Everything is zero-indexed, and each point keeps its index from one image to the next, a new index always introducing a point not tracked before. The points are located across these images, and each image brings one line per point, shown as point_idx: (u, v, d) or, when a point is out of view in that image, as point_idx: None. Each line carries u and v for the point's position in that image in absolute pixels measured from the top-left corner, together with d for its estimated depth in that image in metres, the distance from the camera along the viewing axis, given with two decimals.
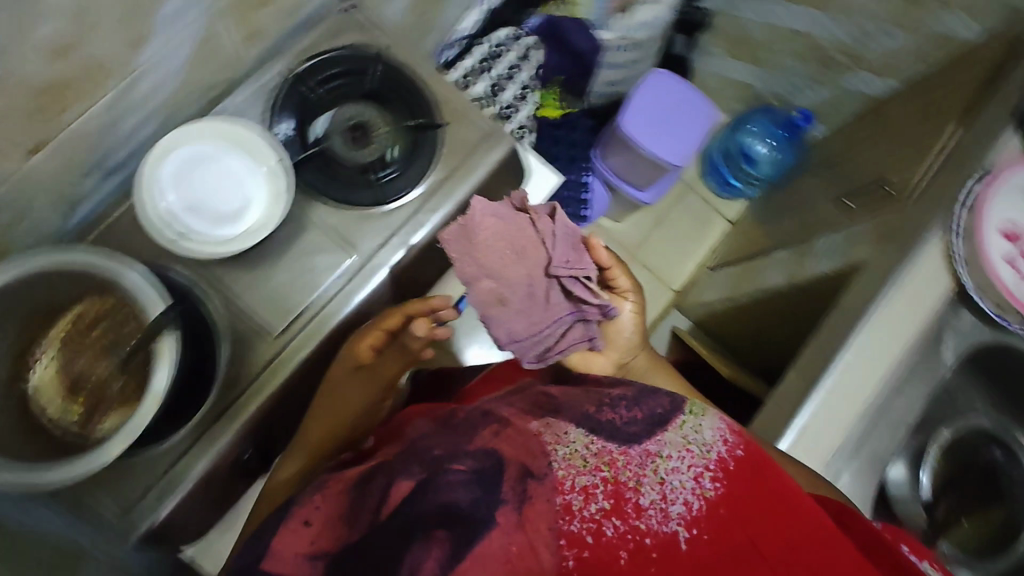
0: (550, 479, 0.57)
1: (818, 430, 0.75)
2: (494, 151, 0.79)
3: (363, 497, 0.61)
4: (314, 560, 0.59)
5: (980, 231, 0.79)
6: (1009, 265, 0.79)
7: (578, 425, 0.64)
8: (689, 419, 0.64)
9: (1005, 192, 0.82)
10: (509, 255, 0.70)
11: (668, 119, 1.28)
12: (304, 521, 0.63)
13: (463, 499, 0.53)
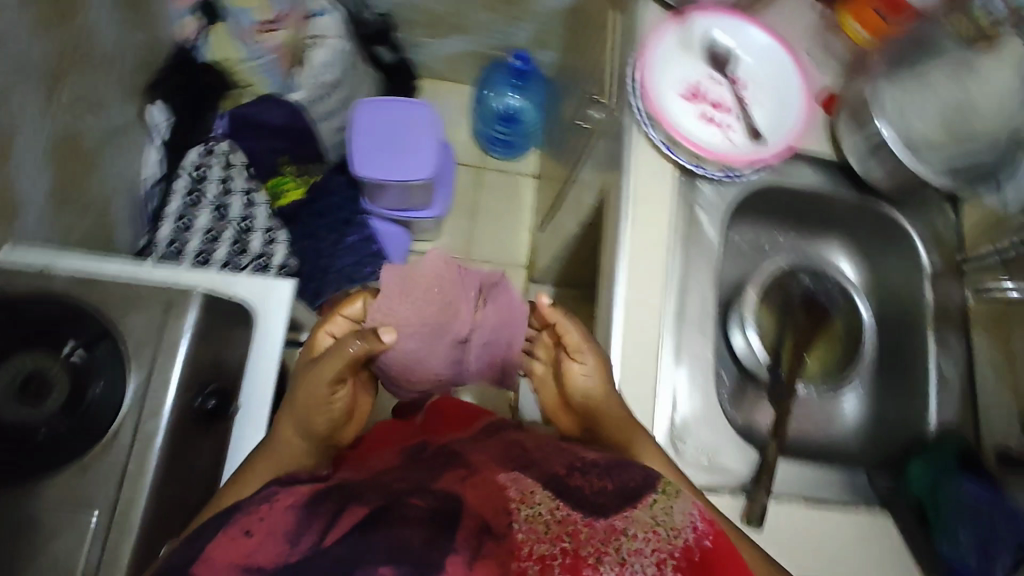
0: (511, 536, 0.48)
1: (640, 368, 0.74)
2: (184, 315, 0.72)
3: (316, 517, 0.49)
4: (249, 567, 0.47)
5: (664, 111, 0.78)
6: (707, 123, 0.79)
7: (542, 485, 0.54)
8: (662, 498, 0.53)
9: (667, 60, 0.81)
10: (405, 300, 0.65)
11: (400, 138, 1.26)
12: (246, 530, 0.51)
13: (419, 537, 0.45)
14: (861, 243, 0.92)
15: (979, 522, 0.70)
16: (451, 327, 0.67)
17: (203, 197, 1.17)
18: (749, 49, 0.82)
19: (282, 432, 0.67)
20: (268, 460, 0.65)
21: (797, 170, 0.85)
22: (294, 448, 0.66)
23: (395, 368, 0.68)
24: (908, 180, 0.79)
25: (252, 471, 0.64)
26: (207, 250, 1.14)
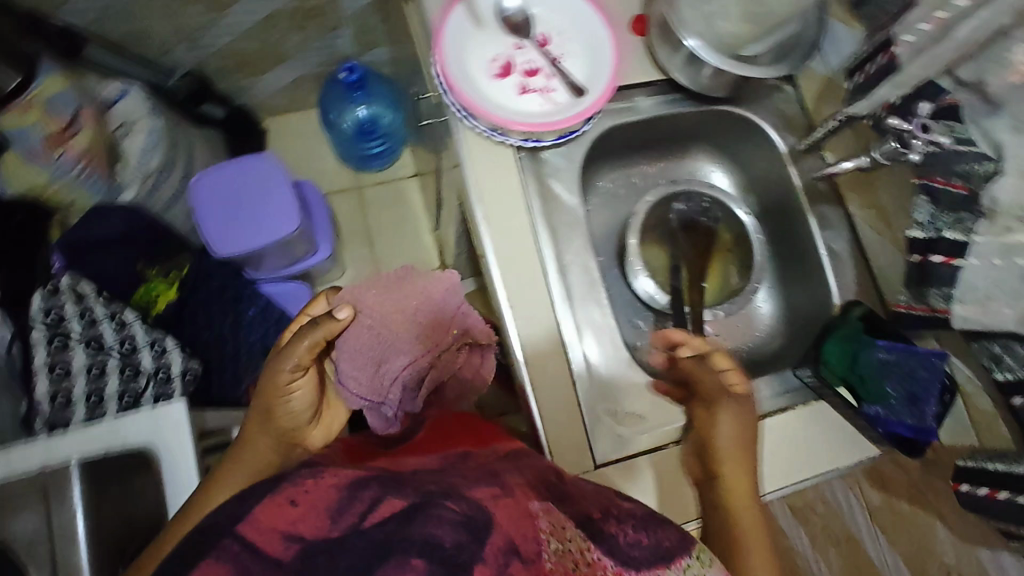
0: (540, 564, 0.45)
1: (548, 358, 0.73)
2: (66, 495, 0.68)
3: (359, 498, 0.43)
4: (290, 544, 0.41)
5: (480, 97, 0.74)
6: (526, 94, 0.76)
7: (573, 527, 0.53)
8: (694, 565, 0.54)
9: (465, 43, 0.76)
10: (383, 294, 0.76)
11: (244, 208, 1.18)
12: (292, 500, 0.44)
13: (455, 538, 0.40)
14: (722, 147, 0.92)
15: (896, 381, 0.72)
16: (404, 344, 0.76)
17: (59, 350, 1.03)
18: (541, 2, 0.78)
19: (256, 436, 0.72)
20: (245, 454, 0.71)
21: (633, 102, 0.83)
22: (267, 447, 0.71)
23: (347, 365, 0.74)
24: (735, 79, 0.78)
25: (230, 471, 0.69)
26: (99, 395, 1.04)
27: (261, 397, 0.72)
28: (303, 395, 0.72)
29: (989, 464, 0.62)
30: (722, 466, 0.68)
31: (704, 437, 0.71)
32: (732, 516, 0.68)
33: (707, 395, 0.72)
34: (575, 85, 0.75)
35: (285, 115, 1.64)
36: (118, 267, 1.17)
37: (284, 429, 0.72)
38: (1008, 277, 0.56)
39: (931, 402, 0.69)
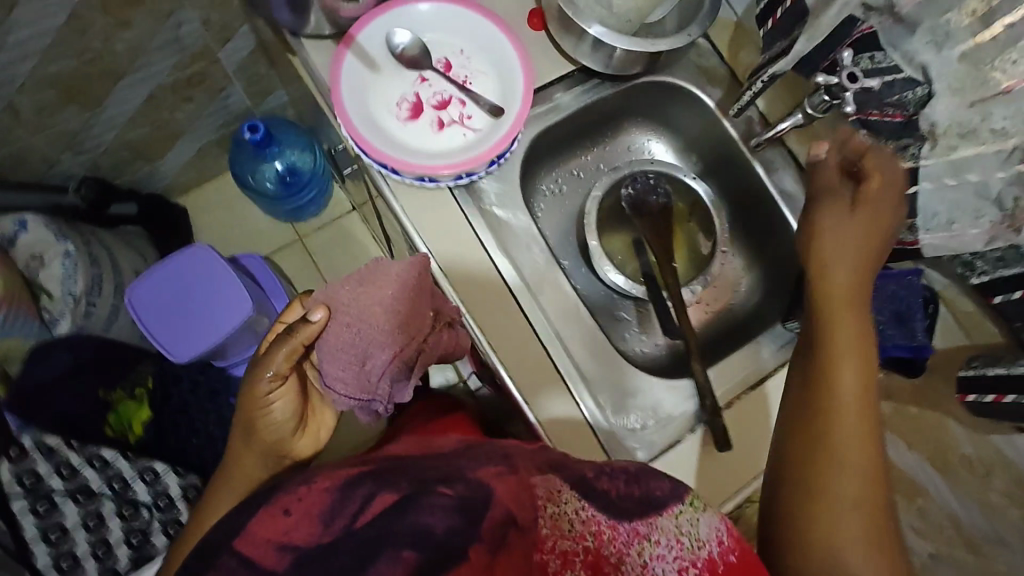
0: (534, 530, 0.52)
1: (547, 387, 0.71)
2: None
3: (351, 499, 0.51)
4: (286, 551, 0.50)
5: (399, 149, 0.69)
6: (444, 129, 0.72)
7: (569, 485, 0.56)
8: (688, 509, 0.56)
9: (365, 92, 0.71)
10: (361, 286, 0.61)
11: (193, 306, 1.12)
12: (286, 510, 0.52)
13: (446, 527, 0.48)
14: (652, 116, 0.90)
15: (880, 306, 0.74)
16: (396, 331, 0.60)
17: (50, 515, 0.99)
18: (431, 26, 0.73)
19: (246, 449, 0.67)
20: (237, 468, 0.67)
21: (555, 100, 0.80)
22: (252, 459, 0.67)
23: (329, 363, 0.61)
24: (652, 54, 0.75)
25: (223, 483, 0.68)
26: (105, 543, 1.02)
27: (244, 403, 0.66)
28: (285, 403, 0.66)
29: (991, 369, 0.64)
30: (834, 390, 0.58)
31: (822, 354, 0.60)
32: (830, 465, 0.57)
33: (831, 296, 0.61)
34: (491, 106, 0.71)
35: (203, 186, 1.55)
36: (84, 404, 1.09)
37: (268, 443, 0.67)
38: (963, 195, 0.57)
39: (919, 323, 0.72)
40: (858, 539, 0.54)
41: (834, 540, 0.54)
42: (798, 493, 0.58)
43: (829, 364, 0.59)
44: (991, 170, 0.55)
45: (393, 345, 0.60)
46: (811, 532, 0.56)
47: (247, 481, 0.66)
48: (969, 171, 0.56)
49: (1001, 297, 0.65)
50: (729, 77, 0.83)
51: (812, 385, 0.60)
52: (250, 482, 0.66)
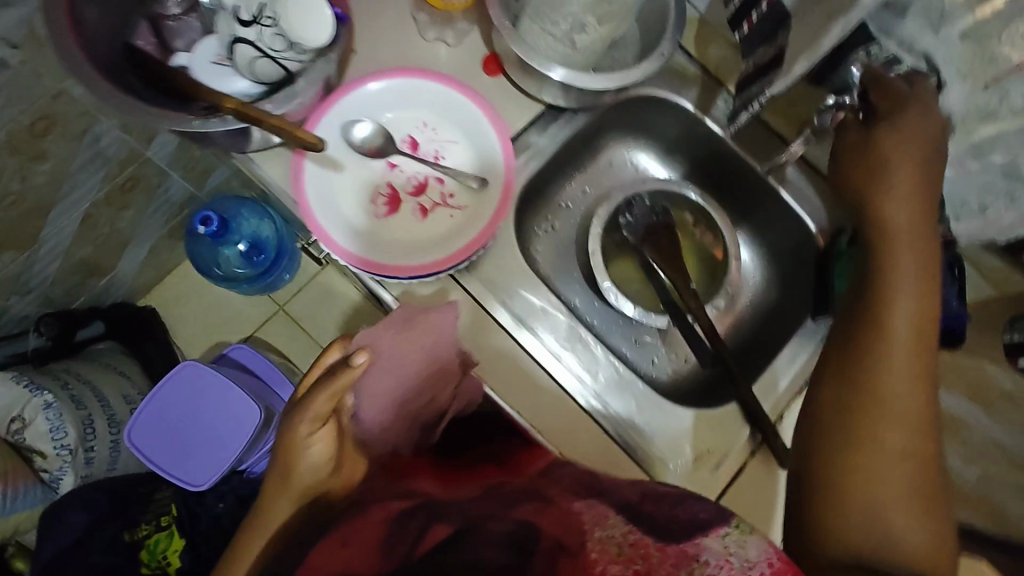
0: (583, 555, 0.44)
1: (569, 436, 0.69)
2: None
3: (406, 529, 0.49)
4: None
5: (389, 251, 0.64)
6: (429, 215, 0.66)
7: (616, 513, 0.51)
8: (736, 534, 0.48)
9: (335, 199, 0.65)
10: (402, 333, 0.67)
11: (191, 431, 1.06)
12: (346, 543, 0.49)
13: (502, 556, 0.43)
14: (630, 128, 0.86)
15: None
16: (439, 380, 0.66)
17: None
18: (386, 107, 0.67)
19: (283, 491, 0.61)
20: (269, 513, 0.61)
21: (533, 144, 0.75)
22: (290, 502, 0.60)
23: (371, 401, 0.66)
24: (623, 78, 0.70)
25: (252, 533, 0.61)
26: None
27: (278, 450, 0.61)
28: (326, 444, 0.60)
29: None
30: (891, 335, 0.55)
31: (876, 294, 0.56)
32: (882, 420, 0.53)
33: (886, 238, 0.57)
34: (473, 177, 0.66)
35: (170, 281, 1.46)
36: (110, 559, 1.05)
37: (306, 485, 0.60)
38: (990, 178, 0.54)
39: (951, 293, 0.70)
40: (906, 497, 0.51)
41: (883, 497, 0.52)
42: (851, 449, 0.54)
43: (886, 304, 0.55)
44: (1018, 148, 0.51)
45: (440, 388, 0.67)
46: (863, 489, 0.52)
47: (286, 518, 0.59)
48: (993, 152, 0.53)
49: None
50: (703, 74, 0.78)
51: (867, 321, 0.56)
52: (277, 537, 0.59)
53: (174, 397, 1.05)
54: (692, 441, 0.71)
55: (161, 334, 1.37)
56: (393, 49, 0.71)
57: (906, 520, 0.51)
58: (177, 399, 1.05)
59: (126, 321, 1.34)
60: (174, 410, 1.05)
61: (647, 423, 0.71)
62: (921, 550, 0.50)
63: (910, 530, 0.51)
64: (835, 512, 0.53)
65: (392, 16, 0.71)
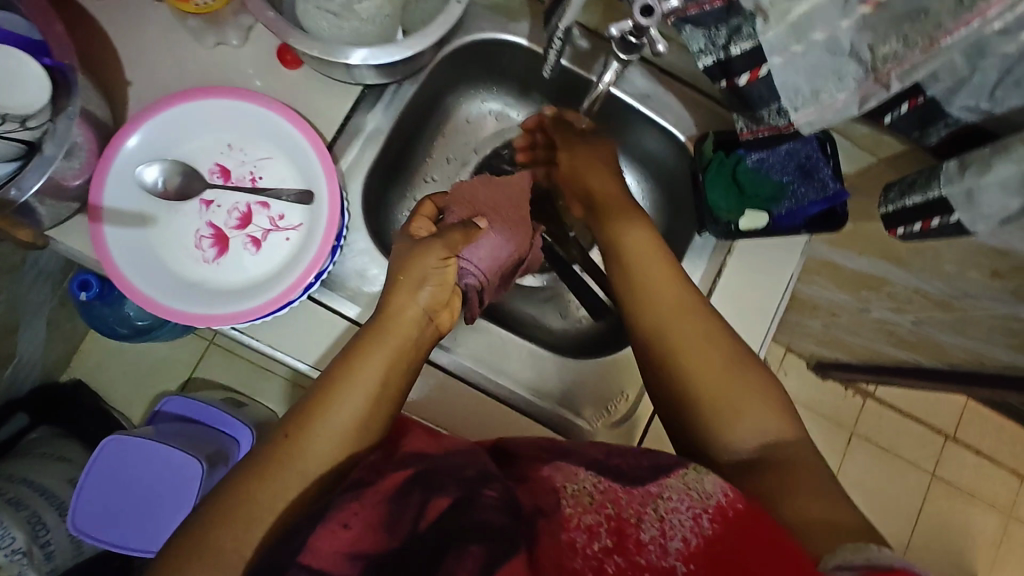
0: (558, 512, 0.43)
1: (481, 424, 0.66)
2: None
3: (407, 505, 0.45)
4: (357, 560, 0.43)
5: (228, 297, 0.59)
6: (264, 244, 0.61)
7: (585, 467, 0.48)
8: (694, 471, 0.45)
9: (151, 258, 0.59)
10: (494, 189, 0.70)
11: (137, 496, 0.96)
12: (346, 523, 0.44)
13: (499, 520, 0.43)
14: (474, 79, 0.78)
15: (783, 168, 0.70)
16: (526, 228, 0.70)
17: None
18: (179, 140, 0.60)
19: (331, 402, 0.51)
20: (308, 440, 0.50)
21: (365, 128, 0.67)
22: (340, 432, 0.50)
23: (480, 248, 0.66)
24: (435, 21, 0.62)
25: (281, 469, 0.49)
26: None
27: (360, 344, 0.54)
28: (399, 358, 0.54)
29: (907, 200, 0.61)
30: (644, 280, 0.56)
31: (623, 254, 0.58)
32: (684, 342, 0.52)
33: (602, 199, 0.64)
34: (296, 193, 0.61)
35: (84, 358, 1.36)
36: None
37: (368, 396, 0.52)
38: (817, 60, 0.49)
39: (823, 172, 0.68)
40: (748, 390, 0.51)
41: (740, 401, 0.50)
42: (681, 389, 0.52)
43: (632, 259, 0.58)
44: (835, 22, 0.46)
45: (526, 236, 0.70)
46: (712, 409, 0.50)
47: (334, 449, 0.50)
48: (812, 31, 0.47)
49: (889, 117, 0.62)
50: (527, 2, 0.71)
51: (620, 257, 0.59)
52: (330, 469, 0.50)
53: (110, 461, 0.95)
54: (601, 393, 0.69)
55: (86, 397, 1.27)
56: (171, 68, 0.63)
57: (759, 415, 0.50)
58: (116, 459, 0.96)
59: (40, 397, 1.22)
60: (116, 471, 0.95)
61: (550, 388, 0.69)
62: (781, 434, 0.50)
63: (766, 421, 0.50)
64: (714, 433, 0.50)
65: (159, 32, 0.63)
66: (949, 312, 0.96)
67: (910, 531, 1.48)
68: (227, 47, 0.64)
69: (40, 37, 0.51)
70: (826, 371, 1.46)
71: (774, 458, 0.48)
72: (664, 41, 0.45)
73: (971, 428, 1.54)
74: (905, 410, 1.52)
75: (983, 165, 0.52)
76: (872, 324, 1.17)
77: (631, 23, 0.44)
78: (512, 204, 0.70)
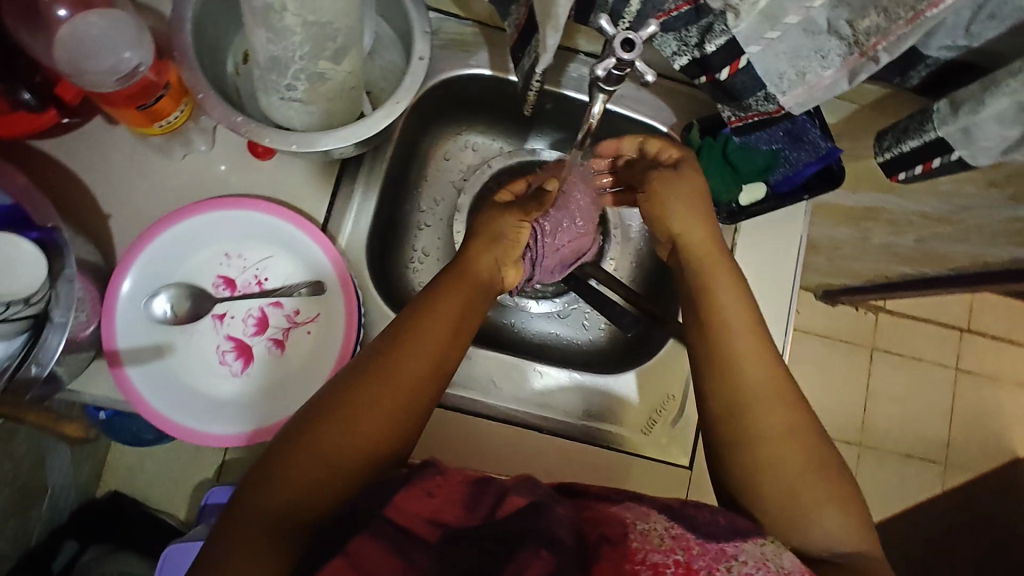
0: (625, 543, 0.41)
1: (540, 458, 0.66)
2: None
3: (485, 495, 0.44)
4: (438, 527, 0.41)
5: (267, 404, 0.58)
6: (288, 342, 0.60)
7: (658, 512, 0.46)
8: (773, 543, 0.44)
9: (179, 385, 0.58)
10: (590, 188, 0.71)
11: None
12: (430, 492, 0.43)
13: (570, 538, 0.41)
14: (447, 116, 0.77)
15: (770, 137, 0.66)
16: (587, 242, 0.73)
17: None
18: (177, 263, 0.59)
19: (399, 352, 0.51)
20: (383, 384, 0.49)
21: (357, 197, 0.66)
22: (410, 378, 0.50)
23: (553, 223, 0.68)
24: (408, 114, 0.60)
25: (352, 410, 0.48)
26: None
27: (424, 301, 0.54)
28: (460, 311, 0.55)
29: (906, 145, 0.61)
30: (736, 354, 0.53)
31: (713, 317, 0.55)
32: (782, 418, 0.51)
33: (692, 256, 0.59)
34: (308, 286, 0.60)
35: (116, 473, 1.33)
36: None
37: (443, 335, 0.52)
38: (795, 42, 0.48)
39: (813, 133, 0.65)
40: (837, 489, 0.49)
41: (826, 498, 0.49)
42: (751, 460, 0.51)
43: (723, 325, 0.54)
44: (806, 3, 0.44)
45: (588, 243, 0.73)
46: (790, 509, 0.49)
47: (409, 394, 0.50)
48: (785, 16, 0.46)
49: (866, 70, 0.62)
50: (481, 30, 0.70)
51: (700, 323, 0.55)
52: (400, 420, 0.49)
53: None
54: (646, 400, 0.70)
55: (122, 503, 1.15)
56: (147, 189, 0.61)
57: (841, 515, 0.48)
58: None
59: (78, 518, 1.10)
60: None
61: (596, 406, 0.70)
62: (858, 536, 0.48)
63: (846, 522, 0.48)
64: (789, 529, 0.48)
65: (125, 155, 0.61)
66: (949, 224, 0.96)
67: (947, 431, 1.45)
68: (197, 154, 0.63)
69: (11, 202, 0.50)
70: (835, 297, 1.44)
71: (848, 565, 0.47)
72: (647, 69, 0.45)
73: (984, 317, 1.49)
74: (914, 313, 1.48)
75: (974, 104, 0.52)
76: (876, 249, 1.17)
77: (615, 60, 0.44)
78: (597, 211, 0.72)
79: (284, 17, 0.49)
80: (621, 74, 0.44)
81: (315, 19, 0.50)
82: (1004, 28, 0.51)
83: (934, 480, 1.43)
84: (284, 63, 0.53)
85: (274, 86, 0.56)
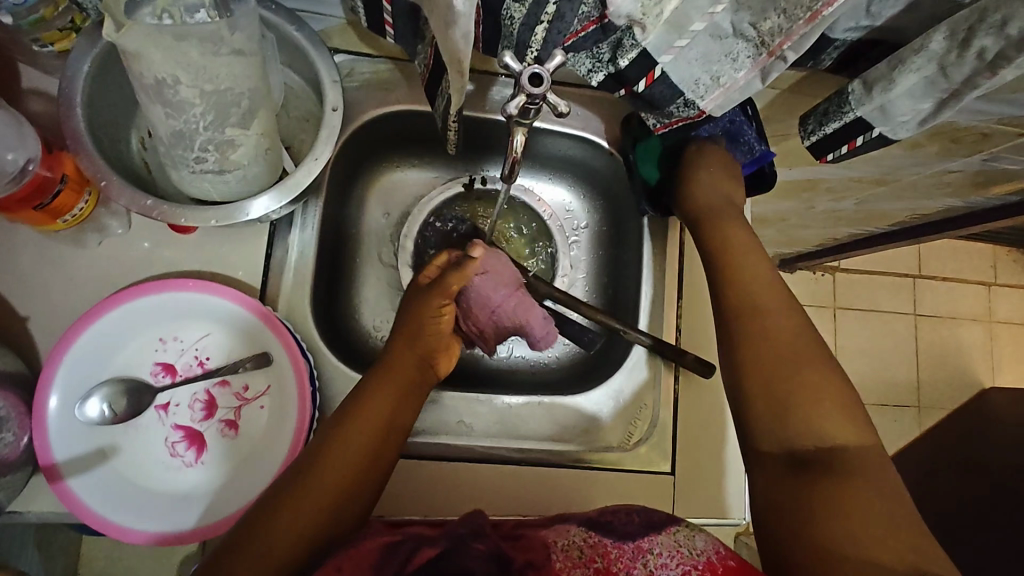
0: (547, 564, 0.45)
1: (521, 489, 0.63)
2: None
3: (395, 555, 0.44)
4: None
5: (225, 492, 0.55)
6: (239, 423, 0.58)
7: (577, 524, 0.49)
8: (684, 529, 0.48)
9: (129, 488, 0.54)
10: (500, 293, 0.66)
11: None
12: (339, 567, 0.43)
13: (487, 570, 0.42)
14: (377, 155, 0.75)
15: (709, 130, 0.67)
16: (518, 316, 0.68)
17: None
18: (109, 358, 0.56)
19: (350, 428, 0.52)
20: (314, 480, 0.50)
21: (292, 247, 0.63)
22: (352, 457, 0.51)
23: (485, 304, 0.66)
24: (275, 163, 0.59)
25: (301, 490, 0.49)
26: None
27: (371, 374, 0.57)
28: (381, 404, 0.54)
29: (828, 128, 0.61)
30: (735, 265, 0.61)
31: (722, 270, 0.61)
32: (770, 370, 0.52)
33: (709, 216, 0.66)
34: (254, 361, 0.58)
35: None
36: None
37: (376, 424, 0.53)
38: (704, 48, 0.48)
39: (750, 134, 0.67)
40: (826, 392, 0.50)
41: (808, 406, 0.50)
42: (757, 371, 0.52)
43: (731, 281, 0.60)
44: (708, 9, 0.44)
45: (513, 315, 0.67)
46: (777, 409, 0.50)
47: (345, 481, 0.50)
48: (691, 23, 0.45)
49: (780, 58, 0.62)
50: (396, 66, 0.68)
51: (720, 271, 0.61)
52: (333, 505, 0.49)
53: None
54: (621, 414, 0.69)
55: None
56: (66, 285, 0.58)
57: (837, 419, 0.49)
58: None
59: None
60: None
61: (571, 429, 0.69)
62: (852, 443, 0.48)
63: (847, 428, 0.49)
64: (808, 424, 0.49)
65: (36, 253, 0.58)
66: (885, 186, 0.98)
67: (916, 376, 1.49)
68: (114, 238, 0.59)
69: None
70: (793, 266, 1.47)
71: (838, 466, 0.47)
72: (563, 102, 0.46)
73: (933, 261, 1.54)
74: (869, 270, 1.52)
75: (885, 83, 0.53)
76: (820, 216, 1.18)
77: (525, 96, 0.44)
78: (511, 311, 0.67)
79: (179, 90, 0.47)
80: (534, 107, 0.45)
81: (214, 87, 0.48)
82: (902, 5, 0.51)
83: (910, 425, 1.47)
84: (189, 135, 0.51)
85: (182, 160, 0.53)
